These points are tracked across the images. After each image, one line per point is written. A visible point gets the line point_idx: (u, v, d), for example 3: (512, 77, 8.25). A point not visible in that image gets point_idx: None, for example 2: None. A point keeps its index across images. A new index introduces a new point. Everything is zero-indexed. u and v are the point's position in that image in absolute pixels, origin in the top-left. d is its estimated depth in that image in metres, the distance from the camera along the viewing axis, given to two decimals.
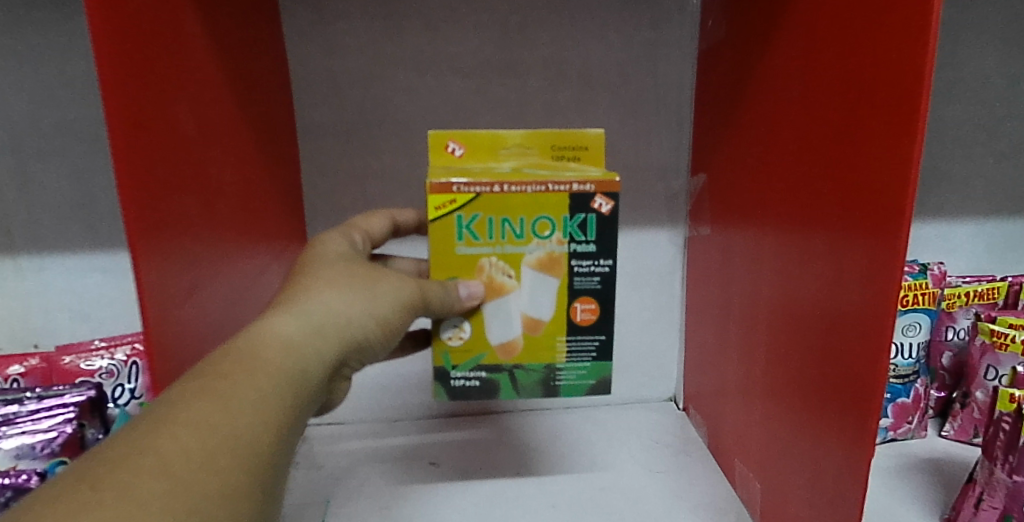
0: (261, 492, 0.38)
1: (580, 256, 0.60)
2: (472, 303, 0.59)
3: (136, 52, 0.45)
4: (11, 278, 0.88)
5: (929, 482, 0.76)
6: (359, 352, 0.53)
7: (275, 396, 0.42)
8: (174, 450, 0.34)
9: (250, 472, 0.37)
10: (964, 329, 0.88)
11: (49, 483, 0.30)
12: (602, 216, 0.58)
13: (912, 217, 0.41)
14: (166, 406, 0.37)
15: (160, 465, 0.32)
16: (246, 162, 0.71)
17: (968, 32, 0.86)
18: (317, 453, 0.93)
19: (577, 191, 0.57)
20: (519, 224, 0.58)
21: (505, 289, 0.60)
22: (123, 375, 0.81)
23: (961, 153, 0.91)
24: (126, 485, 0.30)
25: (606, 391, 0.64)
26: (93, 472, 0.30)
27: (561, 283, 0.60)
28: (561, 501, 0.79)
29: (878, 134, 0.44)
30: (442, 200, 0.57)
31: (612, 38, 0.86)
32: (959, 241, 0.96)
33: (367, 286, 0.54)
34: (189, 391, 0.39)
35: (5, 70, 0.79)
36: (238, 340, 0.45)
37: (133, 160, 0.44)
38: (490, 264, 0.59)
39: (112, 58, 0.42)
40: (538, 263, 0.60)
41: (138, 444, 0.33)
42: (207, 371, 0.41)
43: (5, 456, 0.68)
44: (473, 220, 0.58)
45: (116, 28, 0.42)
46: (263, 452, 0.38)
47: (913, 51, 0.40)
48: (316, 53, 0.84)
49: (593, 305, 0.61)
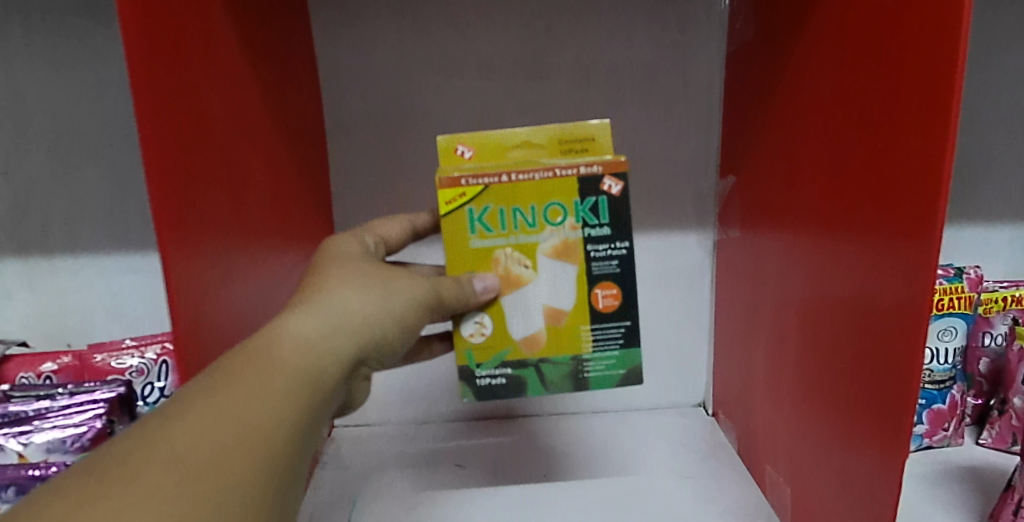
0: (272, 491, 0.37)
1: (595, 240, 0.60)
2: (488, 297, 0.59)
3: (167, 60, 0.46)
4: (47, 276, 0.90)
5: (967, 490, 0.75)
6: (377, 353, 0.54)
7: (287, 395, 0.42)
8: (183, 446, 0.34)
9: (260, 470, 0.36)
10: (1002, 334, 0.85)
11: (65, 477, 0.31)
12: (613, 197, 0.58)
13: (945, 212, 0.40)
14: (181, 403, 0.37)
15: (168, 462, 0.32)
16: (276, 162, 0.72)
17: (1004, 32, 0.84)
18: (345, 454, 0.94)
19: (585, 174, 0.58)
20: (530, 213, 0.59)
21: (523, 281, 0.60)
22: (153, 374, 0.82)
23: (1000, 155, 0.90)
24: (136, 480, 0.30)
25: (637, 380, 0.63)
26: (102, 467, 0.31)
27: (579, 269, 0.60)
28: (589, 504, 0.78)
29: (910, 127, 0.43)
30: (453, 195, 0.58)
31: (639, 39, 0.85)
32: (996, 245, 0.94)
33: (382, 286, 0.54)
34: (201, 389, 0.39)
35: (46, 73, 0.81)
36: (253, 338, 0.45)
37: (163, 166, 0.45)
38: (506, 256, 0.60)
39: (144, 66, 0.42)
40: (553, 251, 0.60)
41: (148, 441, 0.33)
42: (221, 369, 0.41)
43: (37, 449, 0.70)
44: (485, 211, 0.59)
45: (147, 24, 0.43)
46: (278, 447, 0.39)
47: (943, 43, 0.39)
48: (346, 57, 0.86)
49: (614, 290, 0.61)
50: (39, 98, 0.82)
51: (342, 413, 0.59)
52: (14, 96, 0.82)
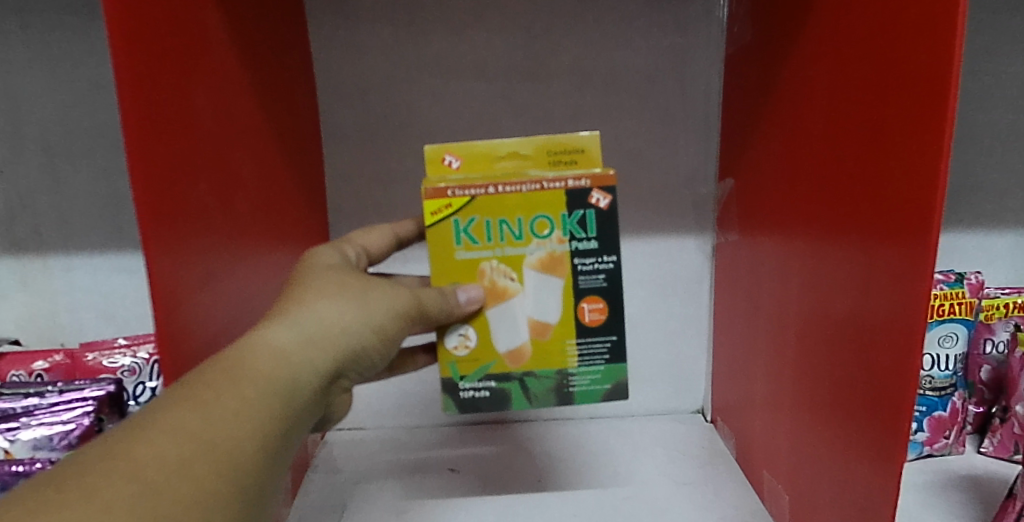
0: (241, 501, 0.37)
1: (583, 254, 0.60)
2: (473, 308, 0.59)
3: (153, 56, 0.46)
4: (41, 275, 0.90)
5: (966, 498, 0.74)
6: (357, 364, 0.53)
7: (260, 405, 0.41)
8: (149, 454, 0.33)
9: (229, 480, 0.36)
10: (1004, 341, 0.84)
11: (19, 487, 0.30)
12: (601, 211, 0.58)
13: (939, 222, 0.40)
14: (148, 413, 0.37)
15: (132, 469, 0.32)
16: (268, 162, 0.73)
17: (1002, 40, 0.85)
18: (337, 457, 0.93)
19: (572, 188, 0.58)
20: (517, 225, 0.59)
21: (508, 293, 0.60)
22: (145, 374, 0.81)
23: (999, 161, 0.89)
24: (91, 491, 0.30)
25: (622, 395, 0.63)
26: (64, 475, 0.31)
27: (565, 283, 0.60)
28: (583, 510, 0.78)
29: (903, 138, 0.43)
30: (438, 205, 0.58)
31: (636, 44, 0.86)
32: (997, 252, 0.94)
33: (363, 296, 0.54)
34: (173, 399, 0.38)
35: (44, 73, 0.82)
36: (230, 347, 0.45)
37: (148, 160, 0.45)
38: (491, 268, 0.60)
39: (127, 70, 0.42)
40: (540, 264, 0.60)
41: (114, 448, 0.33)
42: (194, 379, 0.41)
43: (23, 446, 0.69)
44: (471, 223, 0.59)
45: (134, 21, 0.43)
46: (247, 459, 0.38)
47: (936, 56, 0.39)
48: (344, 60, 0.86)
49: (601, 304, 0.61)
50: (37, 98, 0.83)
51: (324, 423, 0.58)
52: (12, 95, 0.82)
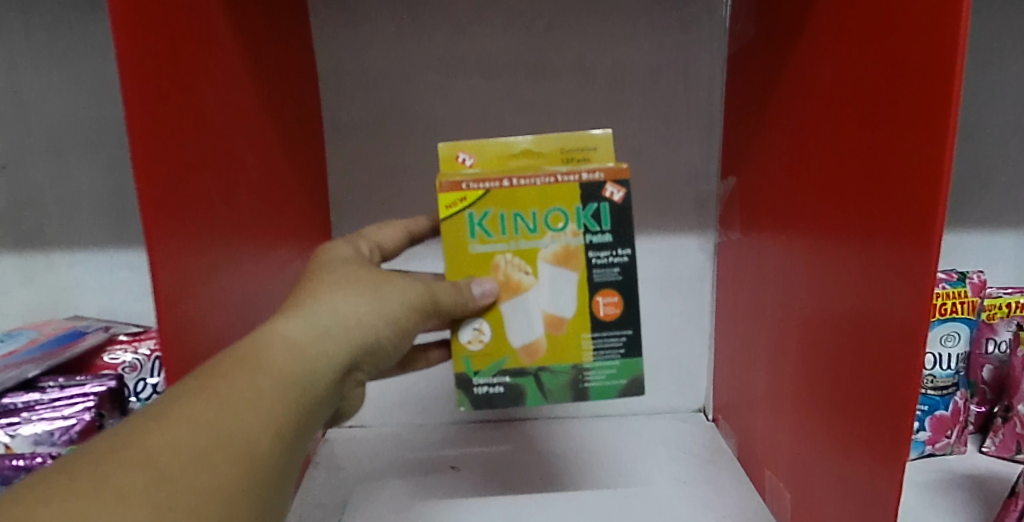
0: (255, 492, 0.37)
1: (597, 247, 0.59)
2: (487, 301, 0.59)
3: (156, 45, 0.46)
4: (42, 271, 0.90)
5: (967, 497, 0.74)
6: (370, 357, 0.53)
7: (275, 396, 0.41)
8: (163, 444, 0.33)
9: (243, 470, 0.36)
10: (1007, 340, 0.83)
11: (34, 476, 0.30)
12: (615, 204, 0.58)
13: (944, 213, 0.40)
14: (163, 404, 0.37)
15: (146, 458, 0.32)
16: (272, 157, 0.73)
17: (1003, 39, 0.85)
18: (338, 454, 0.94)
19: (586, 181, 0.58)
20: (531, 218, 0.59)
21: (523, 287, 0.60)
22: (146, 370, 0.79)
23: (1001, 161, 0.89)
24: (105, 480, 0.30)
25: (638, 391, 0.62)
26: (78, 464, 0.31)
27: (580, 276, 0.60)
28: (585, 508, 0.78)
29: (907, 131, 0.43)
30: (453, 199, 0.58)
31: (640, 41, 0.86)
32: (999, 252, 0.94)
33: (376, 289, 0.54)
34: (187, 389, 0.38)
35: (47, 69, 0.82)
36: (244, 339, 0.45)
37: (150, 149, 0.44)
38: (506, 261, 0.60)
39: (130, 59, 0.42)
40: (554, 257, 0.60)
41: (129, 437, 0.33)
42: (208, 370, 0.41)
43: (24, 441, 0.69)
44: (485, 216, 0.59)
45: (136, 9, 0.43)
46: (261, 449, 0.38)
47: (941, 48, 0.39)
48: (347, 56, 0.86)
49: (616, 298, 0.60)
50: (39, 93, 0.83)
51: (338, 416, 0.58)
52: (15, 90, 0.82)
